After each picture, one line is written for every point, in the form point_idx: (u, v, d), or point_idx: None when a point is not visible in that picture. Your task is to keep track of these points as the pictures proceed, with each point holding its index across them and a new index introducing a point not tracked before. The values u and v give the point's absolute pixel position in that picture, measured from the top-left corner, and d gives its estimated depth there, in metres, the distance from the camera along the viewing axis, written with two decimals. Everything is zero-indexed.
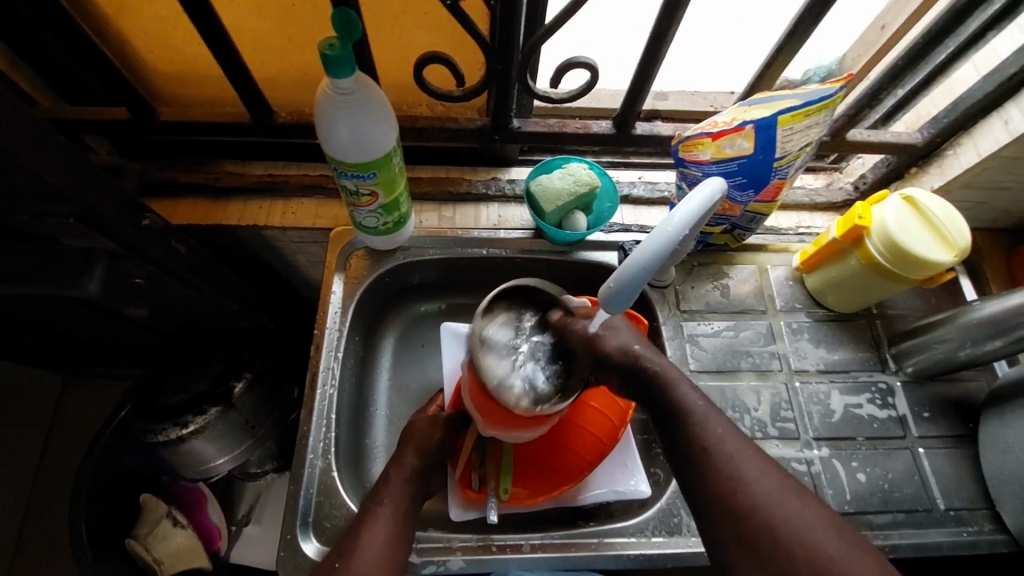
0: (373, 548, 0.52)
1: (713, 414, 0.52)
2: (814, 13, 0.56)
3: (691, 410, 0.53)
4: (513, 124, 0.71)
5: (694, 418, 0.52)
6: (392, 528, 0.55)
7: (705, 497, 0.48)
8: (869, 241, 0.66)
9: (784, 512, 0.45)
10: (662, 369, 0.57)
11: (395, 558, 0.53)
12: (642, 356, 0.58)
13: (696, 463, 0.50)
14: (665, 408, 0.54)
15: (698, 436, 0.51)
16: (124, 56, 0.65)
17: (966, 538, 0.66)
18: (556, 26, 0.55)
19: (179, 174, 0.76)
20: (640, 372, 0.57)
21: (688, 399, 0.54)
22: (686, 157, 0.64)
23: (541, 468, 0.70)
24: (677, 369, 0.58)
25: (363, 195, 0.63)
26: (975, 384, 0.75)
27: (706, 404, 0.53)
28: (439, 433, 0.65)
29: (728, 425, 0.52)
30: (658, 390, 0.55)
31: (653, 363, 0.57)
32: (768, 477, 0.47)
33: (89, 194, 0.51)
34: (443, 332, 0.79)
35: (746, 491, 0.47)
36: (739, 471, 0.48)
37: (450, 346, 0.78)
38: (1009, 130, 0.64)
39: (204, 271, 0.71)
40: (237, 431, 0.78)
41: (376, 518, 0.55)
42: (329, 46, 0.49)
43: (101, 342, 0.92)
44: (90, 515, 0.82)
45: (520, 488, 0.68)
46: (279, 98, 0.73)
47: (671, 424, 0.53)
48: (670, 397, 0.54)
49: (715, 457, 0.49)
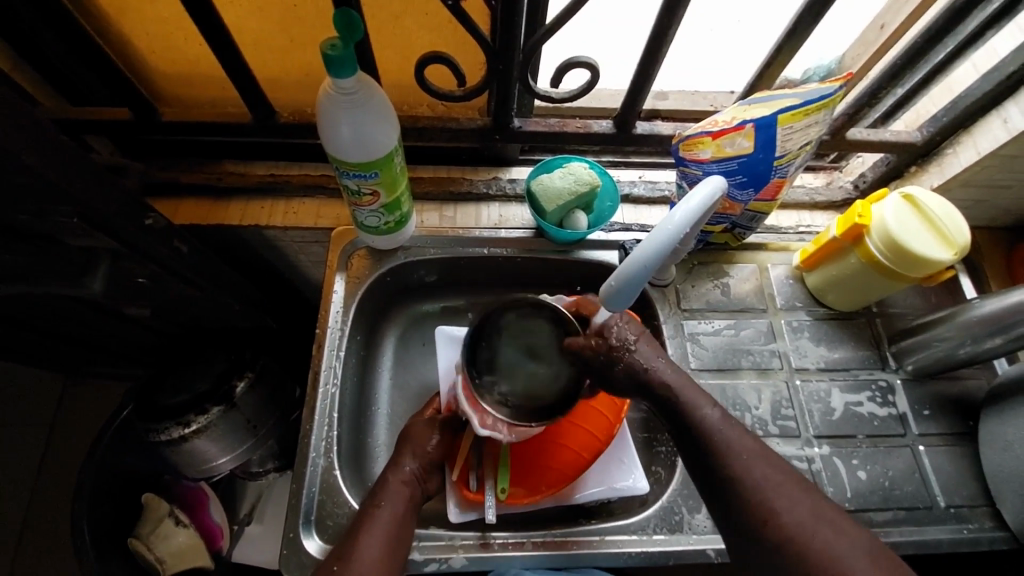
0: (372, 550, 0.52)
1: (740, 438, 0.52)
2: (814, 12, 0.56)
3: (715, 434, 0.52)
4: (514, 124, 0.71)
5: (717, 443, 0.52)
6: (391, 529, 0.55)
7: (739, 525, 0.49)
8: (869, 240, 0.66)
9: (819, 541, 0.45)
10: (679, 384, 0.56)
11: (394, 558, 0.54)
12: (655, 367, 0.57)
13: (726, 491, 0.50)
14: (688, 432, 0.54)
15: (725, 462, 0.51)
16: (126, 56, 0.65)
17: (967, 535, 0.66)
18: (556, 25, 0.55)
19: (180, 174, 0.76)
20: (656, 387, 0.57)
21: (709, 423, 0.53)
22: (686, 156, 0.64)
23: (540, 467, 0.70)
24: (694, 383, 0.57)
25: (365, 195, 0.63)
26: (975, 382, 0.75)
27: (730, 426, 0.53)
28: (434, 437, 0.66)
29: (754, 448, 0.51)
30: (681, 412, 0.55)
31: (665, 376, 0.57)
32: (799, 505, 0.47)
33: (91, 193, 0.52)
34: (437, 336, 0.80)
35: (779, 520, 0.47)
36: (769, 500, 0.48)
37: (445, 350, 0.78)
38: (1007, 128, 0.64)
39: (205, 270, 0.72)
40: (238, 430, 0.79)
41: (375, 519, 0.55)
42: (331, 46, 0.49)
43: (103, 343, 0.92)
44: (92, 514, 0.82)
45: (520, 488, 0.69)
46: (281, 98, 0.73)
47: (695, 448, 0.53)
48: (693, 420, 0.54)
49: (744, 486, 0.49)
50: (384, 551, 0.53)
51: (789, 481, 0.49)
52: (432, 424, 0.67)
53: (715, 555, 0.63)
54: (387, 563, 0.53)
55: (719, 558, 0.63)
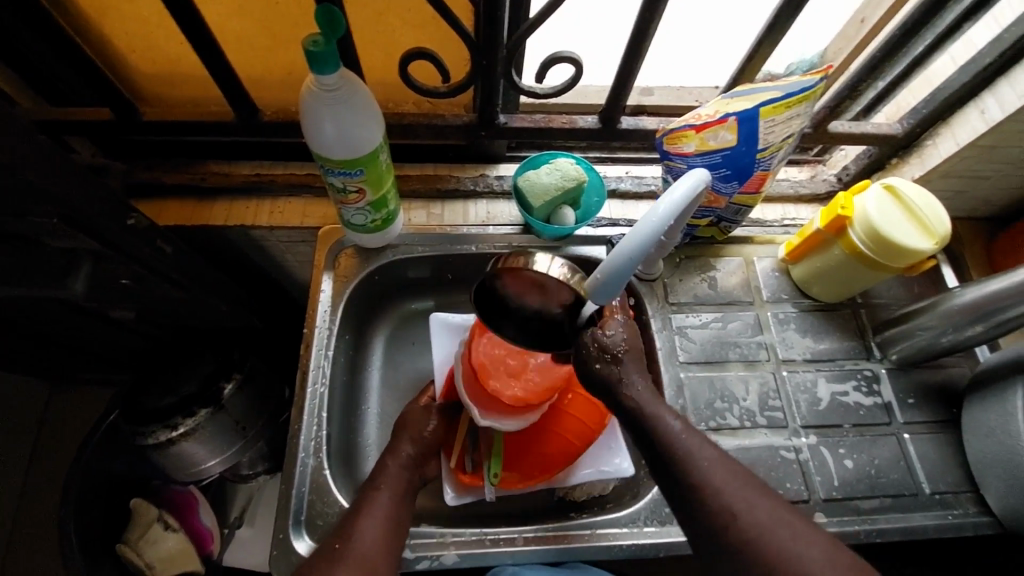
0: (371, 532, 0.53)
1: (698, 446, 0.52)
2: (793, 6, 0.57)
3: (674, 442, 0.52)
4: (499, 120, 0.71)
5: (678, 451, 0.52)
6: (388, 512, 0.55)
7: (701, 532, 0.49)
8: (852, 231, 0.67)
9: (777, 543, 0.46)
10: (642, 394, 0.56)
11: (394, 540, 0.54)
12: (624, 379, 0.56)
13: (687, 499, 0.50)
14: (649, 443, 0.54)
15: (685, 470, 0.51)
16: (107, 57, 0.65)
17: (952, 521, 0.67)
18: (539, 21, 0.55)
19: (164, 174, 0.75)
20: (620, 398, 0.56)
21: (672, 431, 0.53)
22: (670, 150, 0.64)
23: (532, 452, 0.70)
24: (654, 392, 0.57)
25: (350, 192, 0.63)
26: (958, 370, 0.76)
27: (690, 433, 0.53)
28: (432, 420, 0.68)
29: (714, 454, 0.51)
30: (643, 424, 0.54)
31: (631, 387, 0.56)
32: (757, 509, 0.48)
33: (71, 193, 0.51)
34: (432, 322, 0.79)
35: (739, 524, 0.47)
36: (729, 504, 0.48)
37: (440, 336, 0.79)
38: (985, 118, 0.65)
39: (190, 271, 0.71)
40: (227, 432, 0.78)
41: (375, 502, 0.55)
42: (313, 42, 0.49)
43: (88, 347, 0.91)
44: (80, 520, 0.81)
45: (513, 471, 0.69)
46: (265, 97, 0.73)
47: (657, 459, 0.53)
48: (653, 430, 0.53)
49: (705, 492, 0.49)
50: (381, 530, 0.53)
51: (748, 486, 0.49)
52: (428, 407, 0.69)
53: None
54: (386, 545, 0.52)
55: None
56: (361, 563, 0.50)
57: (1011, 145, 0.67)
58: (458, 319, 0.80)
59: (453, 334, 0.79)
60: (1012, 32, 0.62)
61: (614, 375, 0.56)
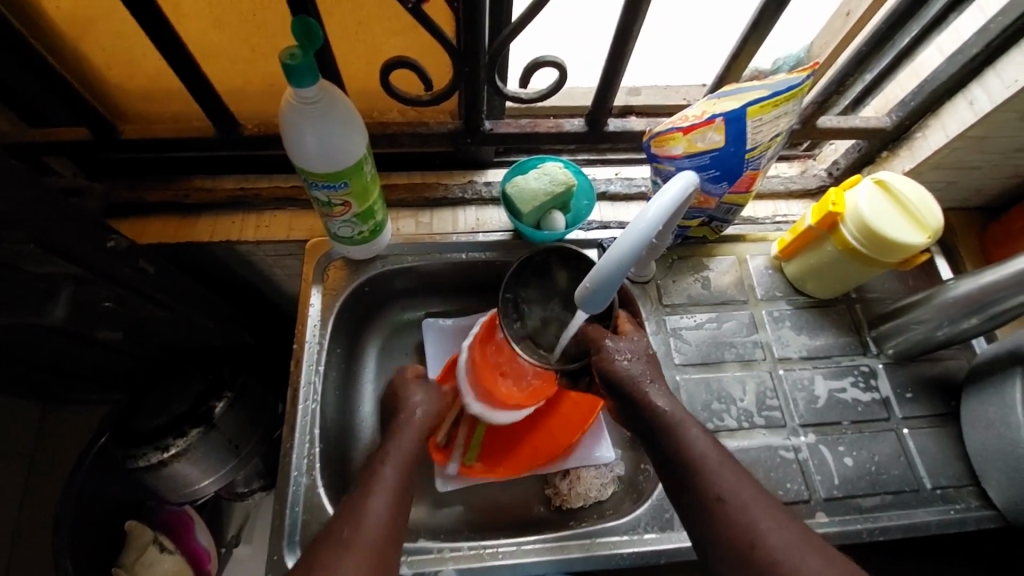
0: (377, 511, 0.51)
1: (724, 465, 0.51)
2: (776, 3, 0.56)
3: (701, 459, 0.51)
4: (485, 126, 0.70)
5: (706, 465, 0.51)
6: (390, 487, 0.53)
7: (723, 551, 0.48)
8: (844, 227, 0.67)
9: (803, 568, 0.44)
10: (671, 410, 0.55)
11: (394, 516, 0.52)
12: (646, 392, 0.56)
13: (710, 516, 0.49)
14: (676, 459, 0.52)
15: (709, 486, 0.50)
16: (82, 75, 0.63)
17: (954, 516, 0.67)
18: (522, 24, 0.54)
19: (146, 192, 0.74)
20: (646, 411, 0.55)
21: (701, 446, 0.52)
22: (658, 152, 0.63)
23: (506, 448, 0.75)
24: (685, 411, 0.56)
25: (336, 205, 0.62)
26: (955, 362, 0.76)
27: (718, 452, 0.52)
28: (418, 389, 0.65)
29: (744, 474, 0.51)
30: (669, 438, 0.53)
31: (657, 403, 0.55)
32: (785, 530, 0.47)
33: (46, 217, 0.50)
34: (425, 326, 0.82)
35: (765, 546, 0.46)
36: (755, 522, 0.47)
37: (431, 340, 0.81)
38: (974, 110, 0.65)
39: (176, 290, 0.70)
40: (220, 451, 0.77)
41: (386, 476, 0.54)
42: (289, 55, 0.48)
43: (76, 368, 0.90)
44: (74, 547, 0.80)
45: (482, 463, 0.74)
46: (246, 110, 0.71)
47: (679, 477, 0.52)
48: (679, 446, 0.53)
49: (730, 510, 0.48)
50: (385, 504, 0.52)
51: (774, 510, 0.48)
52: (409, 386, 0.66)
53: None
54: (387, 522, 0.51)
55: None
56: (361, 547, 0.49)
57: (1000, 135, 0.66)
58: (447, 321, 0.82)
59: (445, 337, 0.81)
60: (998, 20, 0.61)
61: (633, 380, 0.57)
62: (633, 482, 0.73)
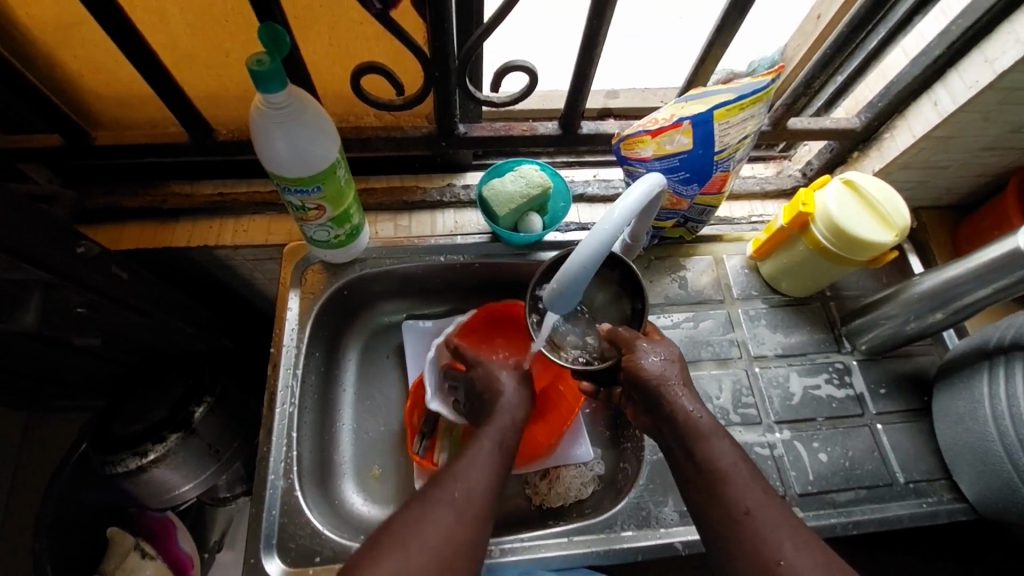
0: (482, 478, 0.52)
1: (751, 482, 0.51)
2: (739, 8, 0.58)
3: (726, 470, 0.52)
4: (459, 130, 0.71)
5: (731, 477, 0.51)
6: (492, 460, 0.54)
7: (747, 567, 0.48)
8: (815, 227, 0.67)
9: None
10: (701, 419, 0.55)
11: (497, 488, 0.53)
12: (673, 393, 0.56)
13: (735, 532, 0.49)
14: (703, 470, 0.53)
15: (736, 501, 0.50)
16: (54, 83, 0.64)
17: (926, 509, 0.68)
18: (493, 26, 0.55)
19: (122, 198, 0.74)
20: (674, 416, 0.55)
21: (728, 458, 0.53)
22: (628, 155, 0.64)
23: None
24: (713, 420, 0.56)
25: (310, 209, 0.62)
26: (927, 358, 0.77)
27: (745, 467, 0.52)
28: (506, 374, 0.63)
29: (768, 493, 0.51)
30: (697, 448, 0.53)
31: (684, 406, 0.55)
32: (810, 552, 0.47)
33: (15, 225, 0.50)
34: (404, 328, 0.83)
35: (790, 566, 0.46)
36: (780, 543, 0.48)
37: (413, 342, 0.81)
38: (938, 110, 0.66)
39: (150, 296, 0.69)
40: (201, 456, 0.77)
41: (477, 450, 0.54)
42: (257, 61, 0.48)
43: (56, 375, 0.90)
44: (54, 552, 0.80)
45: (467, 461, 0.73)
46: (222, 116, 0.72)
47: (701, 489, 0.52)
48: (706, 455, 0.53)
49: (754, 528, 0.49)
50: (488, 473, 0.53)
51: (800, 533, 0.49)
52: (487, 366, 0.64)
53: (682, 547, 0.64)
54: (491, 492, 0.52)
55: (686, 550, 0.64)
56: (473, 505, 0.50)
57: (965, 134, 0.68)
58: (428, 323, 0.83)
59: (425, 338, 0.82)
60: (958, 23, 0.62)
61: (661, 379, 0.57)
62: (612, 481, 0.74)
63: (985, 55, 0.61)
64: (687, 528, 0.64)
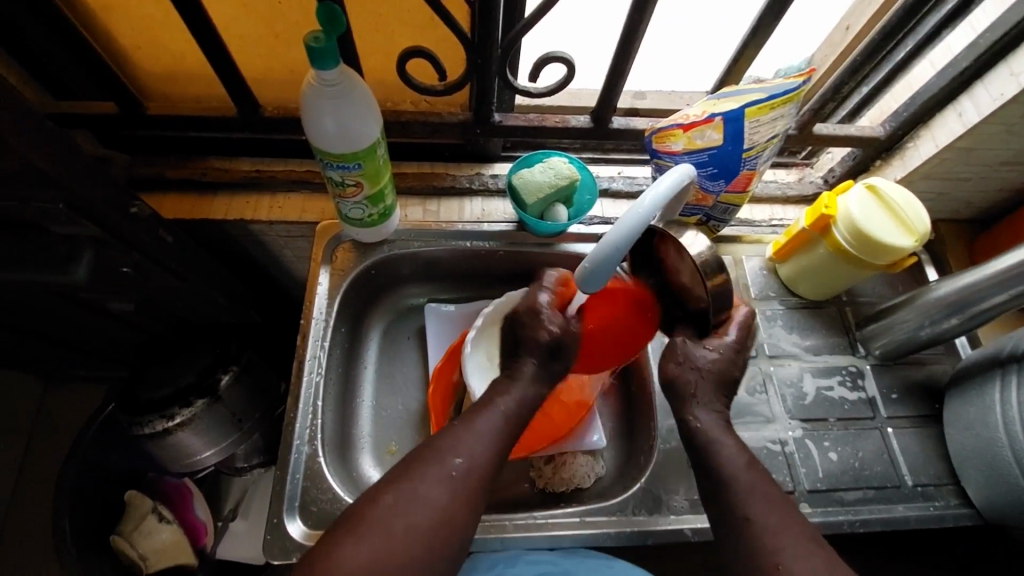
0: (483, 452, 0.53)
1: (757, 489, 0.53)
2: (774, 11, 0.60)
3: (732, 479, 0.54)
4: (494, 118, 0.73)
5: (739, 484, 0.53)
6: (496, 430, 0.55)
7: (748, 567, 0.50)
8: (836, 230, 0.69)
9: None
10: (704, 427, 0.58)
11: (495, 458, 0.54)
12: (690, 403, 0.59)
13: (740, 538, 0.51)
14: (711, 475, 0.55)
15: (737, 508, 0.52)
16: (112, 53, 0.66)
17: (934, 512, 0.69)
18: (534, 19, 0.57)
19: (165, 169, 0.77)
20: (680, 421, 0.59)
21: (734, 463, 0.54)
22: (659, 148, 0.67)
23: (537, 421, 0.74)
24: (721, 426, 0.58)
25: (348, 186, 0.64)
26: (940, 367, 0.78)
27: (749, 470, 0.54)
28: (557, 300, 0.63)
29: (770, 494, 0.52)
30: (704, 459, 0.56)
31: (694, 415, 0.59)
32: (811, 559, 0.48)
33: (77, 179, 0.53)
34: (426, 311, 0.84)
35: (789, 570, 0.48)
36: (781, 549, 0.49)
37: (434, 324, 0.83)
38: (962, 121, 0.67)
39: (190, 262, 0.72)
40: (224, 424, 0.79)
41: (475, 421, 0.55)
42: (314, 38, 0.51)
43: (84, 341, 0.92)
44: (74, 510, 0.83)
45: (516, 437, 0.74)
46: (269, 94, 0.74)
47: (713, 496, 0.54)
48: (716, 461, 0.55)
49: (758, 530, 0.50)
50: (484, 443, 0.54)
51: (804, 536, 0.50)
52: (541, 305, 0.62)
53: (692, 534, 0.65)
54: (492, 466, 0.53)
55: (697, 537, 0.65)
56: (454, 481, 0.51)
57: (987, 147, 0.69)
58: (451, 307, 0.85)
59: (446, 321, 0.83)
60: (986, 36, 0.64)
61: (683, 386, 0.59)
62: (625, 467, 0.75)
63: (1010, 69, 0.63)
64: (698, 516, 0.66)
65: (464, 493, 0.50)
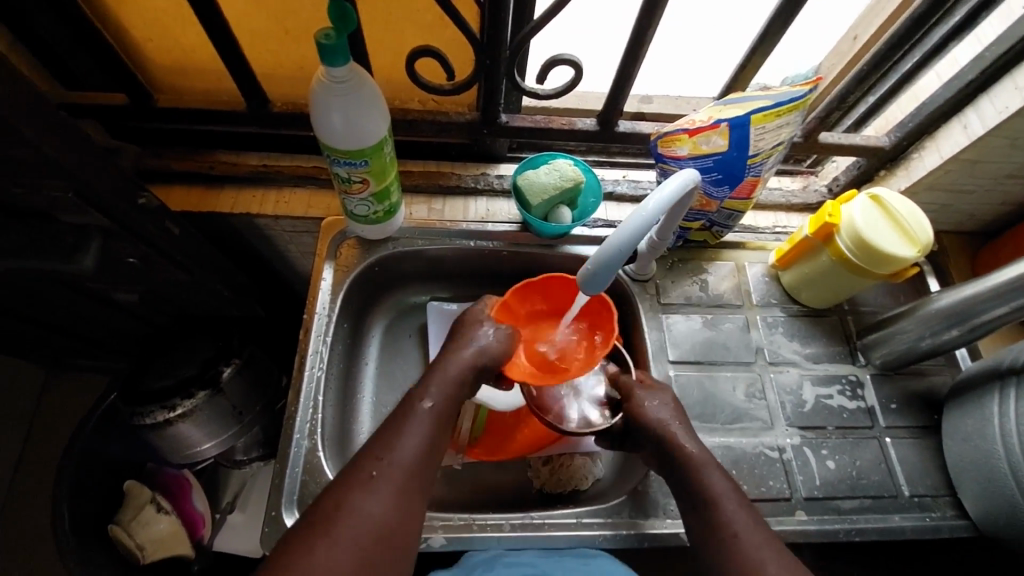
0: (409, 454, 0.52)
1: (740, 508, 0.54)
2: (783, 18, 0.60)
3: (720, 498, 0.55)
4: (501, 118, 0.73)
5: (723, 502, 0.54)
6: (421, 429, 0.54)
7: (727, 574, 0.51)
8: (839, 238, 0.69)
9: None
10: (696, 453, 0.58)
11: (425, 457, 0.53)
12: (675, 433, 0.60)
13: (719, 547, 0.52)
14: (694, 494, 0.56)
15: (726, 523, 0.53)
16: (122, 45, 0.67)
17: (930, 523, 0.69)
18: (544, 20, 0.58)
19: (172, 161, 0.78)
20: (674, 452, 0.59)
21: (720, 485, 0.56)
22: (664, 152, 0.67)
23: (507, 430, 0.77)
24: (709, 455, 0.59)
25: (354, 182, 0.65)
26: (940, 378, 0.78)
27: (736, 495, 0.55)
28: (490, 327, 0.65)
29: (742, 499, 0.55)
30: (689, 475, 0.57)
31: (684, 443, 0.59)
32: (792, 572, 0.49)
33: (87, 169, 0.53)
34: (428, 309, 0.85)
35: None
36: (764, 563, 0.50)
37: (435, 322, 0.83)
38: (967, 133, 0.68)
39: (195, 254, 0.72)
40: (225, 416, 0.80)
41: (400, 425, 0.54)
42: (325, 35, 0.51)
43: (87, 330, 0.93)
44: (74, 499, 0.84)
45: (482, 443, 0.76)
46: (281, 91, 0.75)
47: (699, 512, 0.55)
48: (699, 484, 0.56)
49: (743, 543, 0.51)
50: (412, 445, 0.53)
51: (781, 552, 0.51)
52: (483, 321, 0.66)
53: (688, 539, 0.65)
54: (421, 464, 0.52)
55: None
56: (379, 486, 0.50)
57: (993, 160, 0.70)
58: (453, 306, 0.85)
59: (447, 320, 0.84)
60: (992, 50, 0.64)
61: (662, 423, 0.61)
62: (621, 470, 0.75)
63: (1015, 82, 0.63)
64: None
65: (392, 496, 0.49)
